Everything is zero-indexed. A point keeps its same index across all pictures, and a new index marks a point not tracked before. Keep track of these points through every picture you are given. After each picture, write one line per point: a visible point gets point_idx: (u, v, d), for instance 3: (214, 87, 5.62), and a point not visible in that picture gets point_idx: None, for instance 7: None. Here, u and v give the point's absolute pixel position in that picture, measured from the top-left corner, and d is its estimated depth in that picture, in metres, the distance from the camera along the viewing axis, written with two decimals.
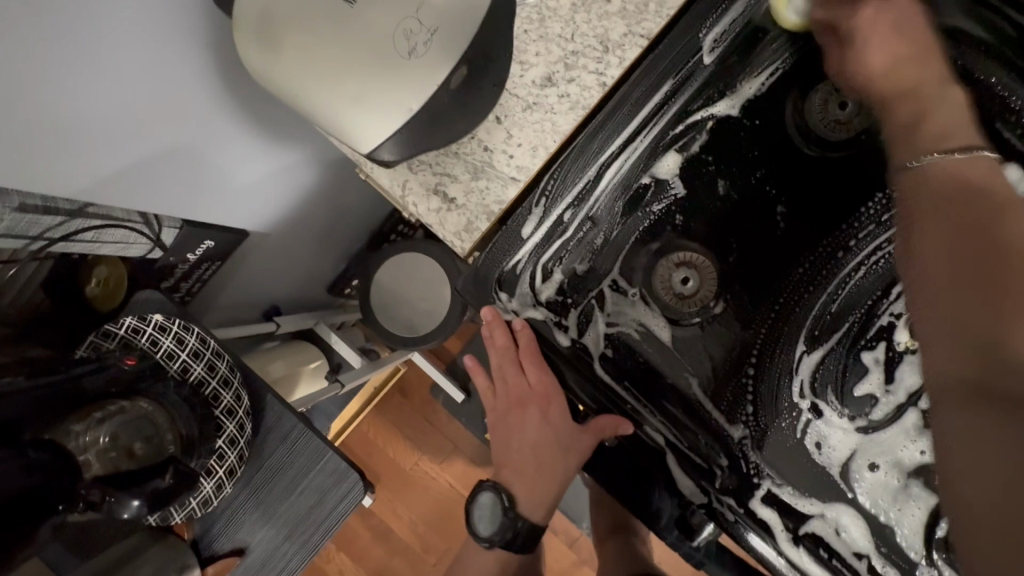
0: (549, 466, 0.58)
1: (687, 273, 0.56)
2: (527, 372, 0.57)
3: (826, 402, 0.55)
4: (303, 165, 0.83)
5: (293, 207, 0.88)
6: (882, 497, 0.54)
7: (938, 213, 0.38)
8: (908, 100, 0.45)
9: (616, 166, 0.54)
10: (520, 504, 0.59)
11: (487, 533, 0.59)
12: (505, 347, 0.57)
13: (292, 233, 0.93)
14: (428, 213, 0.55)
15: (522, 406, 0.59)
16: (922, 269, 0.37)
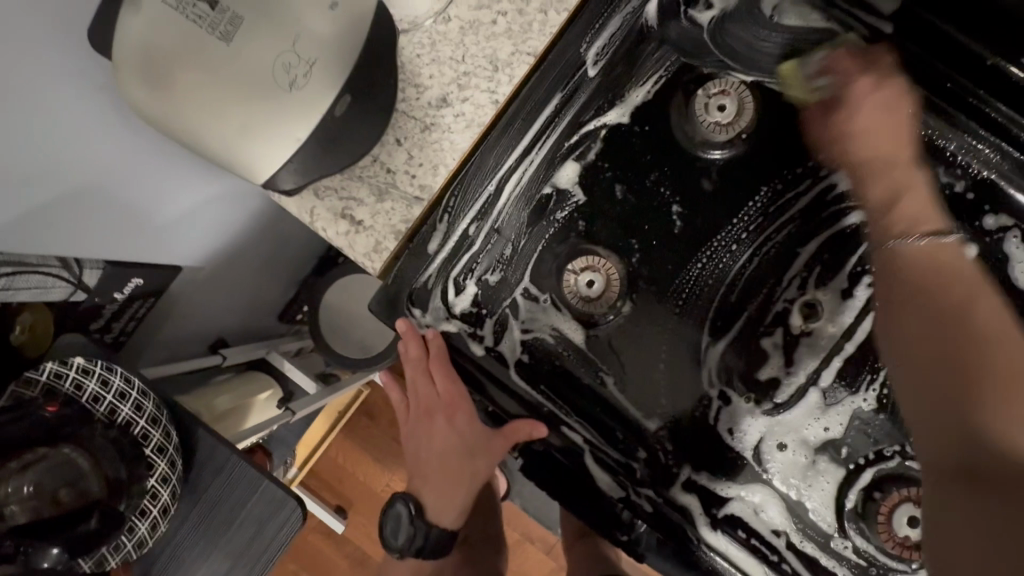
0: (455, 472, 0.59)
1: (593, 276, 0.57)
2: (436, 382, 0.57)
3: (733, 389, 0.57)
4: (233, 195, 0.83)
5: (229, 237, 0.88)
6: (794, 475, 0.56)
7: (921, 296, 0.41)
8: (878, 168, 0.48)
9: (515, 178, 0.56)
10: (428, 512, 0.60)
11: (400, 546, 0.59)
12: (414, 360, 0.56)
13: (233, 263, 0.94)
14: (338, 236, 0.56)
15: (432, 416, 0.59)
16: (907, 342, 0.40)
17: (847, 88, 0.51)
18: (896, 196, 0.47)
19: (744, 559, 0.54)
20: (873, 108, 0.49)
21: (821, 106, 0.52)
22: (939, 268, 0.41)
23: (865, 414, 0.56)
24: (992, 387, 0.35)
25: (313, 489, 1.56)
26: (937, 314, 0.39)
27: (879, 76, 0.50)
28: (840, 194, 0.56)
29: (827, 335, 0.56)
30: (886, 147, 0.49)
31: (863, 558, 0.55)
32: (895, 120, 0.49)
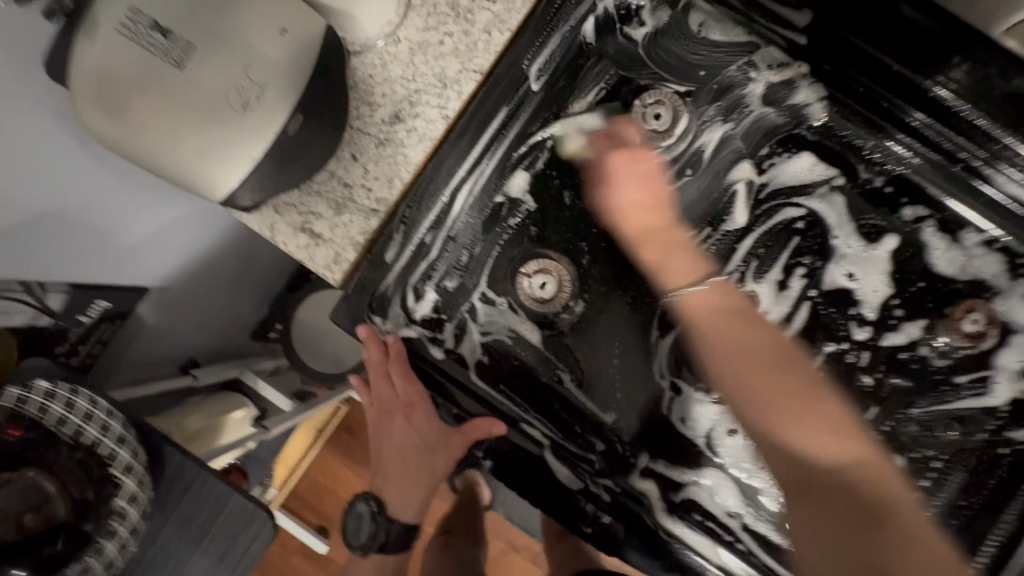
0: (415, 470, 0.60)
1: (545, 278, 0.61)
2: (397, 381, 0.58)
3: (684, 380, 0.61)
4: (200, 215, 0.84)
5: (197, 257, 0.89)
6: (745, 458, 0.59)
7: (731, 350, 0.49)
8: (653, 240, 0.56)
9: (467, 189, 0.59)
10: (391, 507, 0.62)
11: (363, 539, 0.62)
12: (374, 360, 0.57)
13: (201, 284, 0.94)
14: (299, 250, 0.58)
15: (393, 413, 0.60)
16: (742, 406, 0.47)
17: (608, 168, 0.58)
18: (658, 263, 0.56)
19: (701, 543, 0.56)
20: (632, 175, 0.57)
21: (597, 172, 0.59)
22: (722, 307, 0.52)
23: None
24: (804, 425, 0.45)
25: (296, 510, 1.55)
26: (741, 353, 0.48)
27: (631, 148, 0.58)
28: (766, 194, 0.64)
29: None
30: (644, 236, 0.57)
31: None
32: (656, 196, 0.57)
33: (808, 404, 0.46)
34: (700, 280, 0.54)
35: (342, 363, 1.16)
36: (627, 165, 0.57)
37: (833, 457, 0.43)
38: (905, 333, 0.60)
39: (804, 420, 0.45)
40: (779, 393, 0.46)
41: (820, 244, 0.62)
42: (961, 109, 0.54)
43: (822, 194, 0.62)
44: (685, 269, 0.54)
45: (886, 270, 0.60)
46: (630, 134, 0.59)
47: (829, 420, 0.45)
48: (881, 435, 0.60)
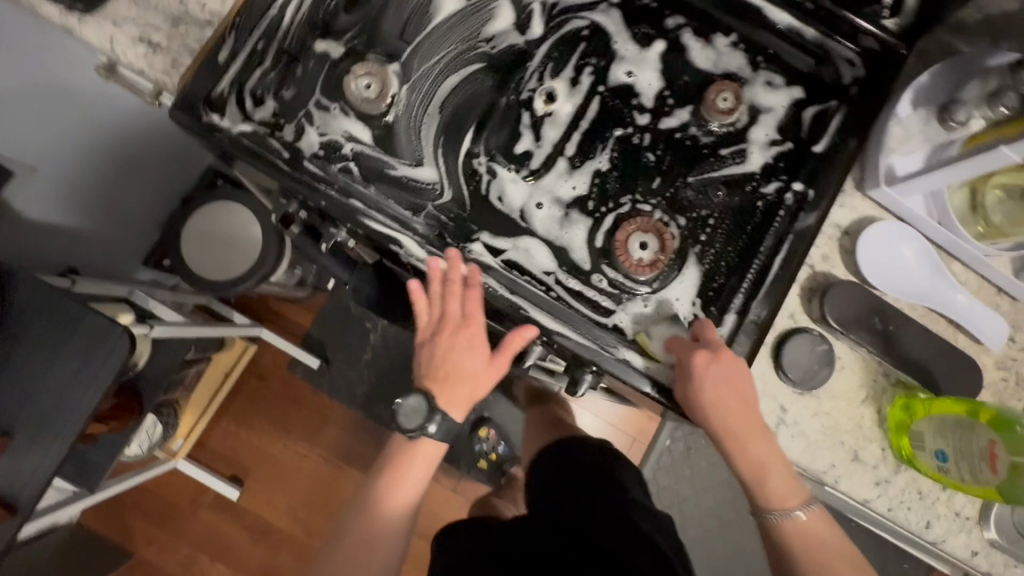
0: (462, 378, 0.75)
1: (369, 80, 0.67)
2: (461, 304, 0.68)
3: (498, 163, 0.69)
4: (48, 93, 0.84)
5: (49, 143, 0.88)
6: (553, 225, 0.69)
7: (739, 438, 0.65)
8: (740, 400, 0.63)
9: (295, 5, 0.67)
10: (445, 405, 0.78)
11: (414, 424, 0.77)
12: (445, 292, 0.67)
13: (70, 177, 0.95)
14: (138, 59, 0.64)
15: (455, 335, 0.73)
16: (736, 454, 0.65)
17: (690, 365, 0.62)
18: (743, 460, 0.65)
19: (506, 283, 0.66)
20: (727, 390, 0.62)
21: (683, 368, 0.63)
22: (729, 408, 0.64)
23: (601, 173, 0.70)
24: (770, 480, 0.65)
25: (206, 462, 1.54)
26: (744, 441, 0.65)
27: (715, 351, 0.62)
28: (557, 11, 0.71)
29: (565, 113, 0.70)
30: (731, 438, 0.64)
31: (616, 287, 0.68)
32: (747, 413, 0.64)
33: (827, 531, 0.67)
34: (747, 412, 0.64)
35: (232, 269, 1.14)
36: (719, 405, 0.63)
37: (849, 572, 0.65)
38: (677, 118, 0.71)
39: (840, 558, 0.66)
40: (809, 542, 0.66)
41: (604, 47, 0.71)
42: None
43: (603, 9, 0.72)
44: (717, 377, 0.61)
45: (658, 67, 0.72)
46: (727, 390, 0.62)
47: (840, 544, 0.67)
48: (663, 198, 0.70)
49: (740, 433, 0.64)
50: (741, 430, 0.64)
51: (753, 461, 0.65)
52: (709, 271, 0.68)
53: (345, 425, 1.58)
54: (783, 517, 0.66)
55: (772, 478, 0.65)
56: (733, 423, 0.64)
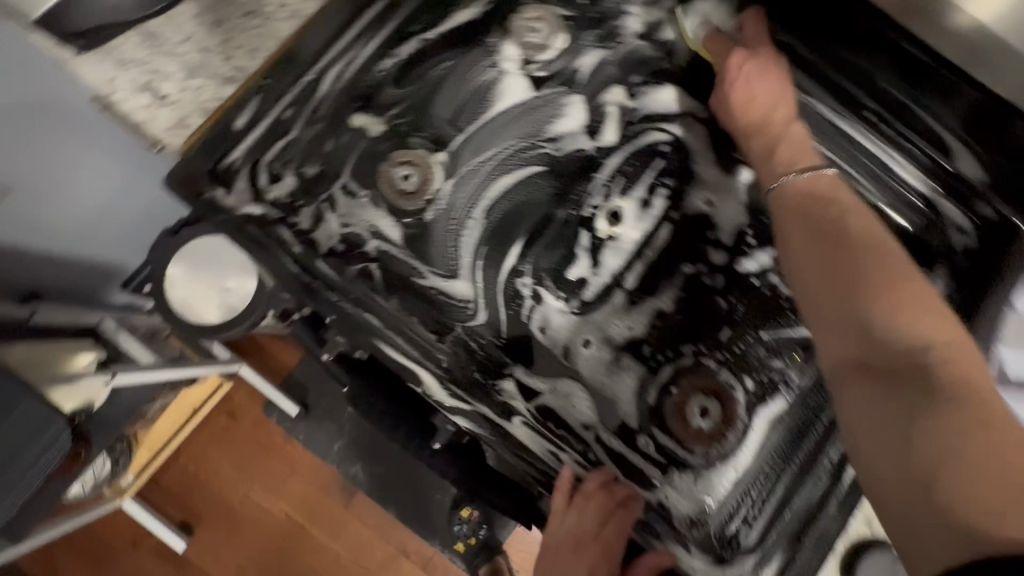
0: None
1: (409, 170, 0.59)
2: (602, 521, 0.53)
3: (546, 288, 0.60)
4: None
5: (21, 164, 0.74)
6: (599, 369, 0.59)
7: (827, 228, 0.46)
8: (799, 155, 0.52)
9: (336, 71, 0.57)
10: None
11: None
12: (582, 507, 0.52)
13: (39, 199, 0.80)
14: (139, 110, 0.54)
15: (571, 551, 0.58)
16: (799, 270, 0.46)
17: (726, 61, 0.57)
18: (823, 230, 0.46)
19: (537, 443, 0.54)
20: (764, 75, 0.54)
21: (733, 57, 0.56)
22: (826, 191, 0.49)
23: (663, 315, 0.60)
24: (869, 291, 0.41)
25: (157, 502, 1.39)
26: (829, 271, 0.44)
27: (745, 44, 0.56)
28: (634, 118, 0.62)
29: (631, 239, 0.61)
30: (749, 111, 0.56)
31: (663, 456, 0.57)
32: (856, 223, 0.46)
33: (886, 260, 0.43)
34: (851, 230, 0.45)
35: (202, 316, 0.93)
36: (803, 185, 0.50)
37: (918, 333, 0.39)
38: (756, 261, 0.61)
39: (897, 295, 0.41)
40: (867, 263, 0.43)
41: (683, 168, 0.62)
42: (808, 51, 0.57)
43: (686, 123, 0.63)
44: (789, 159, 0.53)
45: (742, 199, 0.61)
46: (766, 81, 0.54)
47: (929, 303, 0.40)
48: (731, 355, 0.59)
49: (817, 253, 0.45)
50: (829, 233, 0.46)
51: (825, 274, 0.44)
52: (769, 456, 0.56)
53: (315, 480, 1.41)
54: (812, 214, 0.48)
55: (840, 339, 0.42)
56: (823, 237, 0.46)
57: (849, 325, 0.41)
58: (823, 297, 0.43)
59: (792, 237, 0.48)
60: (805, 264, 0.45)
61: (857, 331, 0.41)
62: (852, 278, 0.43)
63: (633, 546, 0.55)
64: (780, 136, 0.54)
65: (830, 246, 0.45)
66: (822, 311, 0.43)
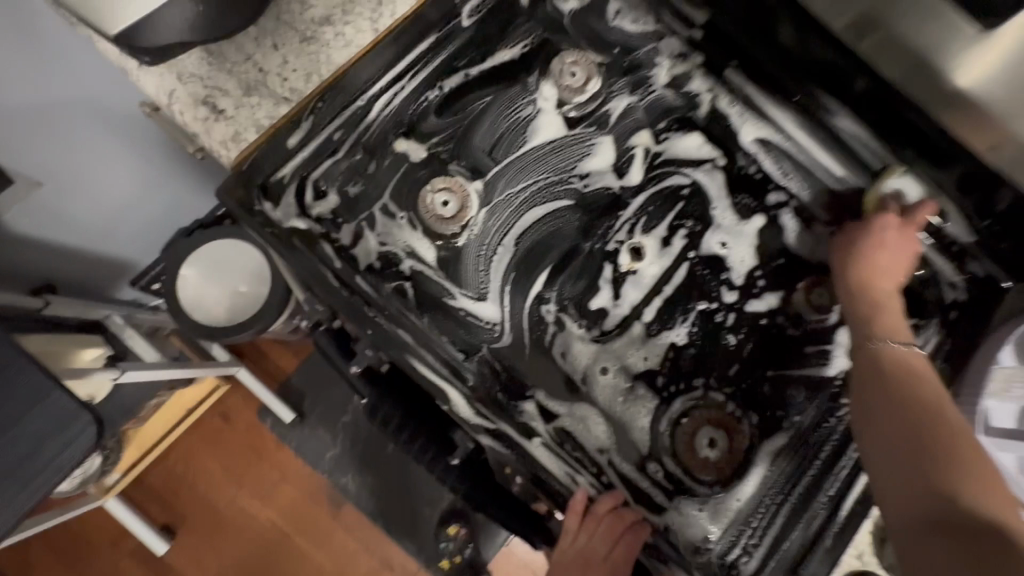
0: None
1: (447, 196, 0.62)
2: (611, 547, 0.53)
3: (568, 315, 0.63)
4: (73, 112, 0.75)
5: (53, 159, 0.76)
6: (615, 397, 0.61)
7: (906, 398, 0.48)
8: (882, 278, 0.58)
9: (385, 99, 0.60)
10: None
11: None
12: (595, 528, 0.54)
13: (67, 192, 0.82)
14: (196, 122, 0.56)
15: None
16: (871, 434, 0.48)
17: (876, 224, 0.60)
18: (897, 387, 0.49)
19: (556, 464, 0.55)
20: (900, 253, 0.59)
21: (880, 212, 0.61)
22: (911, 362, 0.52)
23: (676, 348, 0.63)
24: (937, 459, 0.44)
25: (139, 502, 1.37)
26: (897, 423, 0.47)
27: (902, 218, 0.60)
28: (659, 161, 0.67)
29: (650, 274, 0.64)
30: (874, 278, 0.59)
31: (671, 482, 0.60)
32: (913, 409, 0.47)
33: (960, 435, 0.45)
34: (915, 376, 0.50)
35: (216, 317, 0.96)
36: (891, 359, 0.52)
37: (990, 507, 0.41)
38: (766, 302, 0.65)
39: (979, 478, 0.42)
40: (940, 447, 0.44)
41: (701, 212, 0.66)
42: (825, 107, 0.60)
43: (707, 169, 0.67)
44: (890, 329, 0.55)
45: (754, 243, 0.67)
46: (886, 257, 0.59)
47: (1002, 496, 0.42)
48: (739, 390, 0.63)
49: (897, 413, 0.47)
50: (915, 424, 0.46)
51: (903, 428, 0.46)
52: (772, 485, 0.58)
53: (304, 488, 1.40)
54: (887, 378, 0.51)
55: (901, 487, 0.44)
56: (902, 409, 0.48)
57: (913, 480, 0.44)
58: (911, 447, 0.45)
59: (878, 409, 0.49)
60: (880, 427, 0.48)
61: (924, 490, 0.43)
62: (931, 442, 0.45)
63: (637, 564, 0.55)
64: (881, 304, 0.58)
65: (907, 405, 0.48)
66: (899, 489, 0.44)
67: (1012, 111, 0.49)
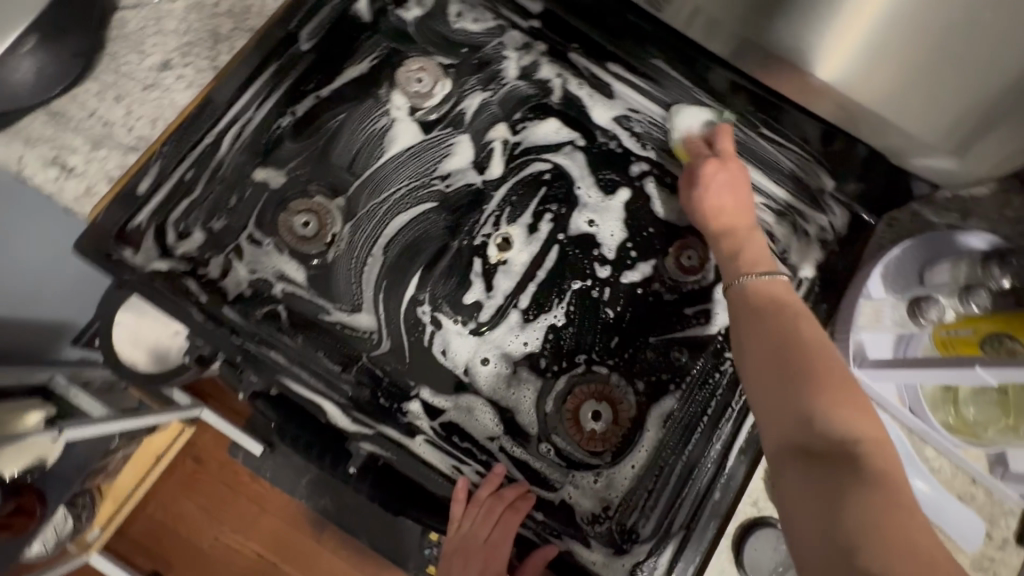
0: None
1: (308, 218, 0.66)
2: (486, 532, 0.56)
3: (444, 313, 0.67)
4: None
5: None
6: (499, 384, 0.65)
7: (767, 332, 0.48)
8: (730, 236, 0.60)
9: (233, 134, 0.60)
10: None
11: None
12: (475, 515, 0.56)
13: None
14: (47, 182, 0.57)
15: (466, 563, 0.59)
16: (747, 373, 0.48)
17: (697, 172, 0.62)
18: (744, 317, 0.52)
19: (439, 458, 0.57)
20: (730, 187, 0.61)
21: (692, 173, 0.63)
22: (774, 291, 0.52)
23: (555, 329, 0.67)
24: (813, 386, 0.43)
25: (123, 554, 1.39)
26: (764, 352, 0.47)
27: (720, 156, 0.60)
28: (518, 152, 0.70)
29: (519, 262, 0.69)
30: (715, 219, 0.61)
31: (562, 457, 0.63)
32: (787, 342, 0.47)
33: (834, 367, 0.44)
34: (764, 281, 0.53)
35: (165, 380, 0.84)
36: (756, 299, 0.52)
37: (859, 430, 0.40)
38: (639, 272, 0.68)
39: (839, 394, 0.42)
40: (796, 347, 0.46)
41: (564, 193, 0.71)
42: (660, 66, 0.60)
43: (568, 151, 0.70)
44: (750, 261, 0.56)
45: (620, 218, 0.69)
46: (716, 176, 0.61)
47: (863, 404, 0.42)
48: (621, 359, 0.66)
49: (759, 358, 0.47)
50: (781, 355, 0.46)
51: (761, 362, 0.47)
52: (663, 445, 0.60)
53: (284, 516, 1.42)
54: (757, 310, 0.51)
55: (773, 420, 0.44)
56: (761, 354, 0.47)
57: (789, 419, 0.43)
58: (782, 384, 0.45)
59: (746, 332, 0.50)
60: (755, 371, 0.47)
61: (778, 412, 0.44)
62: (799, 372, 0.44)
63: (524, 545, 0.57)
64: (732, 232, 0.60)
65: (767, 346, 0.47)
66: (759, 390, 0.46)
67: (868, 98, 0.54)
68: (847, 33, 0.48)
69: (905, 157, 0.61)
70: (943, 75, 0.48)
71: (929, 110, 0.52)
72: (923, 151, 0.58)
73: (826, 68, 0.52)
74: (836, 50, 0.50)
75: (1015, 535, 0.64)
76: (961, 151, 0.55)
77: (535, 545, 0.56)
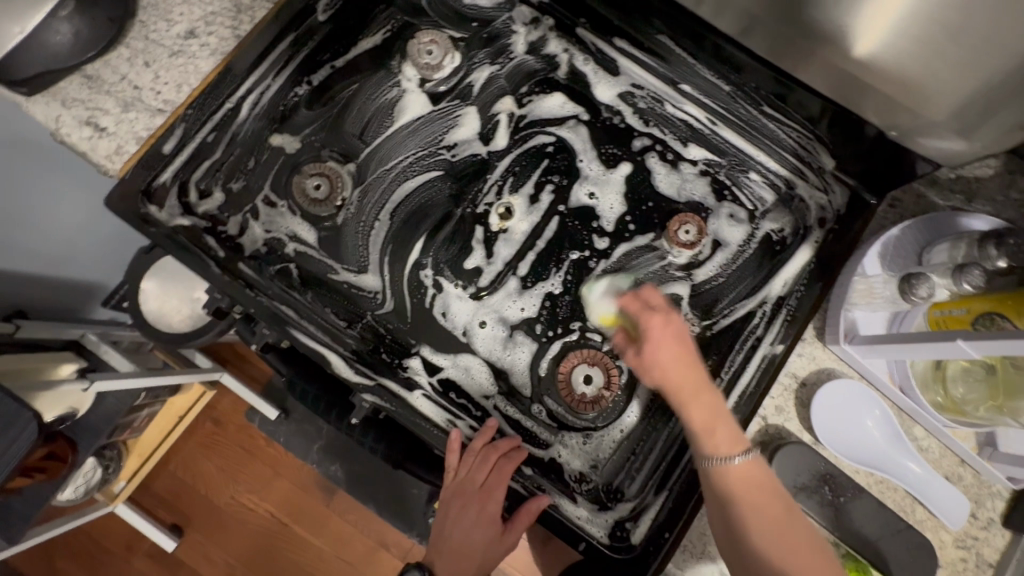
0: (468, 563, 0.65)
1: (320, 181, 0.68)
2: (482, 479, 0.60)
3: (445, 278, 0.69)
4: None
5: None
6: (496, 347, 0.67)
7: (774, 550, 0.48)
8: (693, 399, 0.53)
9: (253, 101, 0.64)
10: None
11: None
12: (471, 464, 0.60)
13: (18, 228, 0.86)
14: (82, 141, 0.62)
15: (463, 504, 0.64)
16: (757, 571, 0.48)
17: (650, 335, 0.56)
18: (699, 428, 0.52)
19: (436, 412, 0.61)
20: (670, 346, 0.55)
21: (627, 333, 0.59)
22: (753, 474, 0.50)
23: (552, 296, 0.69)
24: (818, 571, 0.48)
25: (146, 506, 1.47)
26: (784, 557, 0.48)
27: (662, 313, 0.57)
28: (523, 124, 0.72)
29: (519, 231, 0.70)
30: (678, 391, 0.54)
31: (554, 420, 0.65)
32: (764, 497, 0.50)
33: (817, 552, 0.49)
34: (736, 454, 0.50)
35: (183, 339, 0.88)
36: (740, 513, 0.49)
37: None
38: (634, 244, 0.70)
39: (791, 535, 0.49)
40: (796, 552, 0.48)
41: (567, 165, 0.71)
42: (665, 42, 0.64)
43: (571, 125, 0.71)
44: (727, 448, 0.51)
45: (621, 191, 0.71)
46: (662, 333, 0.56)
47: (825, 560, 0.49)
48: None
49: (773, 546, 0.48)
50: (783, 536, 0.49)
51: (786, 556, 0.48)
52: (648, 410, 0.64)
53: (296, 478, 1.48)
54: (738, 499, 0.49)
55: None
56: (770, 535, 0.49)
57: None
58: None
59: (744, 525, 0.49)
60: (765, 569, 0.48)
61: None
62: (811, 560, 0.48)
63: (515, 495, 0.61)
64: (651, 357, 0.55)
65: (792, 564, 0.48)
66: None
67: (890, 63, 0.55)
68: (885, 6, 0.50)
69: (909, 139, 0.61)
70: (964, 38, 0.49)
71: (947, 78, 0.53)
72: (928, 132, 0.58)
73: (866, 38, 0.54)
74: (878, 19, 0.52)
75: (1000, 516, 0.63)
76: (968, 131, 0.56)
77: (524, 497, 0.60)
